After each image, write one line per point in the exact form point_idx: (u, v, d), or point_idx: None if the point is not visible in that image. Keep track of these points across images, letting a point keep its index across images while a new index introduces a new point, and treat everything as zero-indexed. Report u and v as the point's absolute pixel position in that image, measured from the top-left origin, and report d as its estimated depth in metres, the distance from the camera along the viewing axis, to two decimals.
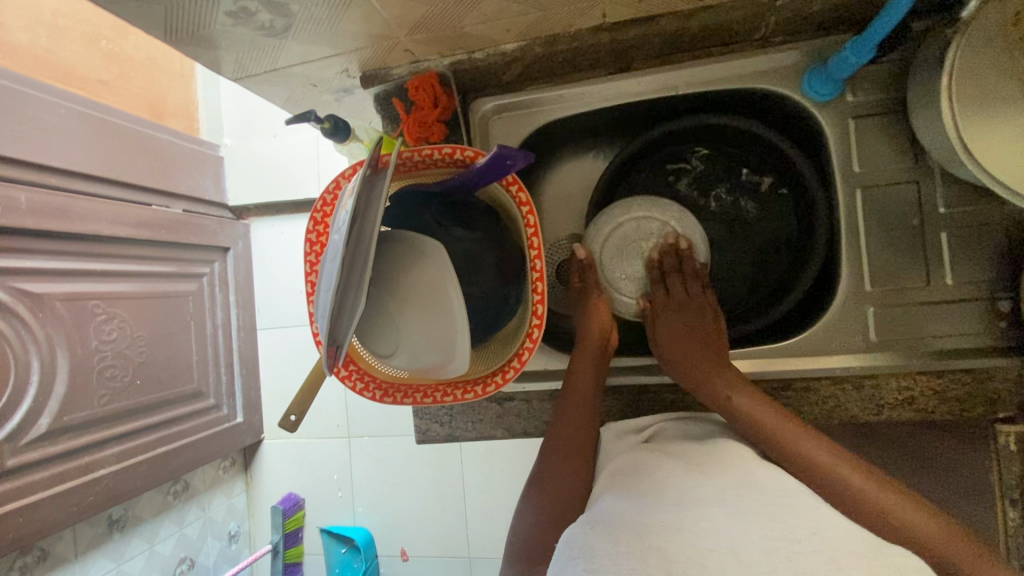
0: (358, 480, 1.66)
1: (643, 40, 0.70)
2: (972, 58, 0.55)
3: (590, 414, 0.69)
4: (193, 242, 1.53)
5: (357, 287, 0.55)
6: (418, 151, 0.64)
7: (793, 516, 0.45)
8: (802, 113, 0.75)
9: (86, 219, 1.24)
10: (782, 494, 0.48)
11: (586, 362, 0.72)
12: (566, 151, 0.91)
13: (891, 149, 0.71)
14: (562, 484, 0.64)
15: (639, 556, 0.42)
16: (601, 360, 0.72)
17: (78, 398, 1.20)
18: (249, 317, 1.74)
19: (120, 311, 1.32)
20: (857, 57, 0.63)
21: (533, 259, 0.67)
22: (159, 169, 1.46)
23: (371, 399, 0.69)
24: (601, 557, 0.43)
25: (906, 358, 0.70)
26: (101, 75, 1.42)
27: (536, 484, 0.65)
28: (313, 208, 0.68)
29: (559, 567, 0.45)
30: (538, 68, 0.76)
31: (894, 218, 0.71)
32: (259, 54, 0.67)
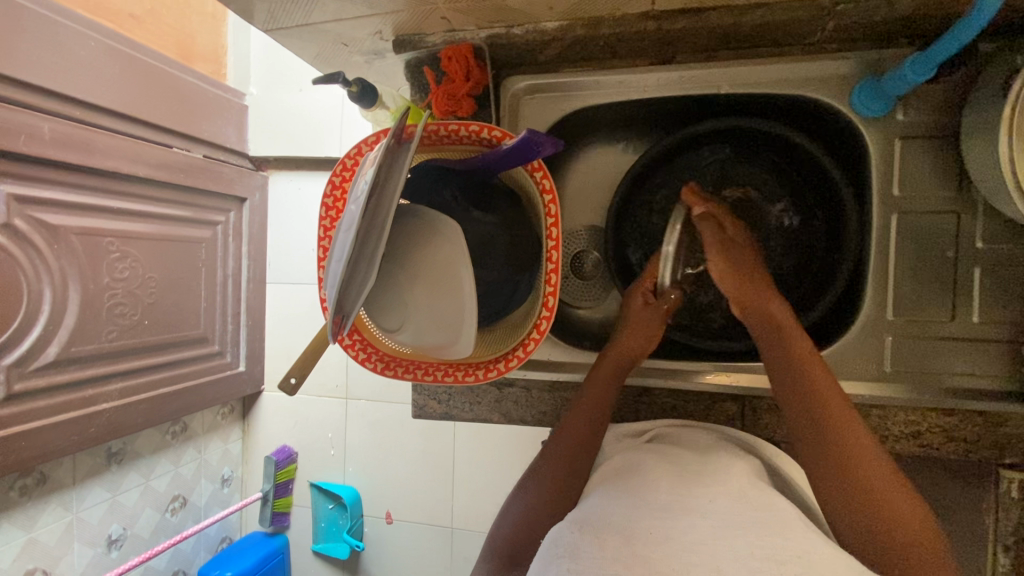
0: (351, 440, 1.69)
1: (690, 32, 0.67)
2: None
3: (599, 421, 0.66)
4: (210, 189, 1.53)
5: (369, 260, 0.54)
6: (445, 125, 0.62)
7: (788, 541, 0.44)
8: (847, 127, 0.71)
9: (107, 156, 1.23)
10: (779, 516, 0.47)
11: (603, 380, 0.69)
12: (595, 139, 0.88)
13: (934, 175, 0.68)
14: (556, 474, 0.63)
15: (624, 564, 0.42)
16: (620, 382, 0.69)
17: (86, 332, 1.22)
18: (260, 269, 1.75)
19: (133, 250, 1.33)
20: (915, 76, 0.60)
21: (549, 250, 0.65)
22: (183, 111, 1.44)
23: (372, 370, 0.69)
24: (586, 560, 0.43)
25: (918, 392, 0.68)
26: (132, 9, 1.39)
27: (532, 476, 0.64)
28: (332, 172, 0.67)
29: (544, 564, 0.45)
30: (577, 50, 0.73)
31: (927, 249, 0.68)
32: (292, 6, 0.65)
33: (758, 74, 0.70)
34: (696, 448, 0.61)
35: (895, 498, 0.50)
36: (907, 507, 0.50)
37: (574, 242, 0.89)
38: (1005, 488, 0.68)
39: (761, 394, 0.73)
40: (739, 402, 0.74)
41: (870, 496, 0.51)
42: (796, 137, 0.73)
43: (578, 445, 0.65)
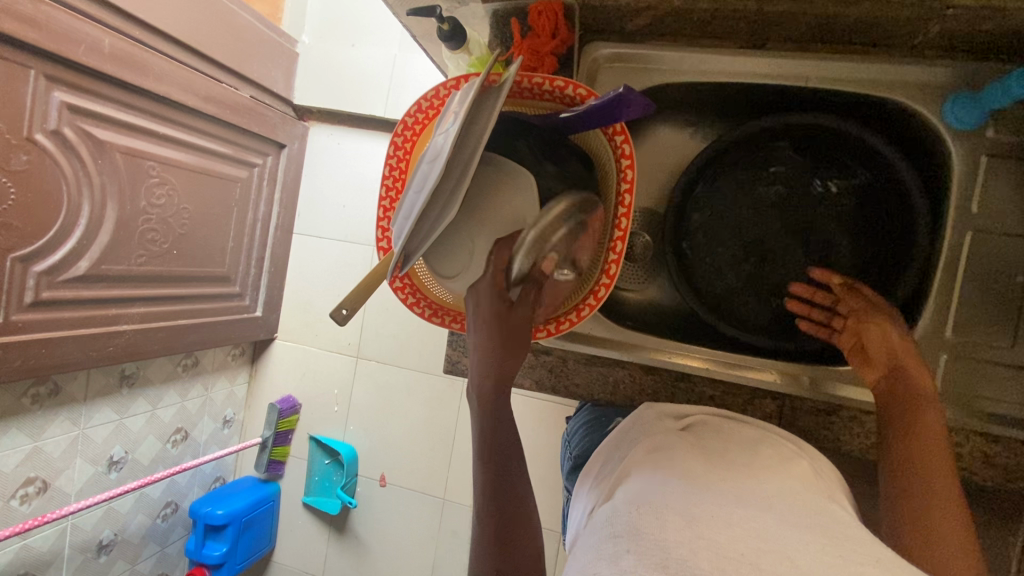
0: (356, 399, 1.69)
1: (789, 17, 0.65)
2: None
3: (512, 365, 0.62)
4: (254, 132, 1.54)
5: (447, 197, 0.52)
6: (529, 78, 0.61)
7: (851, 539, 0.43)
8: (931, 138, 0.70)
9: (160, 80, 1.23)
10: (836, 522, 0.45)
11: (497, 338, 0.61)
12: (663, 121, 0.86)
13: (1015, 198, 0.66)
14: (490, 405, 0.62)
15: (688, 548, 0.40)
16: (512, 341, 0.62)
17: (116, 251, 1.22)
18: (288, 218, 1.75)
19: (172, 179, 1.33)
20: (1020, 90, 0.59)
21: (618, 217, 0.64)
22: (238, 48, 1.44)
23: (419, 315, 0.69)
24: (646, 541, 0.42)
25: (969, 415, 0.67)
26: None
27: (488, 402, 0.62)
28: (407, 111, 0.66)
29: (602, 541, 0.44)
30: (669, 21, 0.72)
31: (995, 271, 0.67)
32: None
33: (848, 70, 0.70)
34: (737, 440, 0.59)
35: (946, 518, 0.50)
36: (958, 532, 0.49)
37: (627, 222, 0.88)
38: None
39: (805, 396, 0.72)
40: (779, 400, 0.74)
41: (926, 508, 0.51)
42: (876, 141, 0.72)
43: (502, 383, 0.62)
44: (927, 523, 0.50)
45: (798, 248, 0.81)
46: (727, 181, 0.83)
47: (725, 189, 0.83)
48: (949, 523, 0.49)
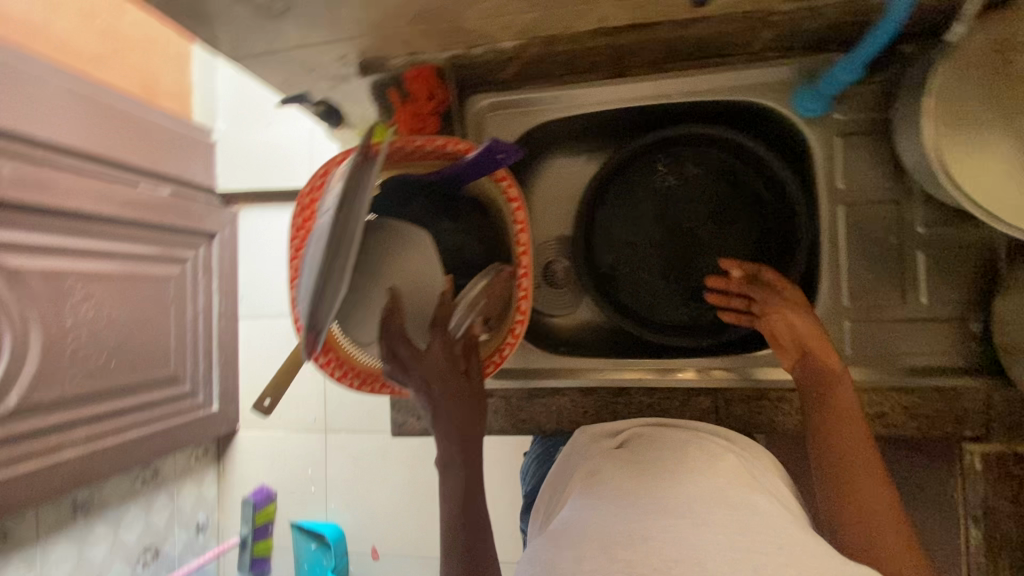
0: (333, 475, 1.63)
1: (639, 47, 0.71)
2: (958, 72, 0.56)
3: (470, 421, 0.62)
4: (177, 225, 1.48)
5: (343, 271, 0.52)
6: (410, 141, 0.63)
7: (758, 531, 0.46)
8: (790, 129, 0.76)
9: (69, 195, 1.20)
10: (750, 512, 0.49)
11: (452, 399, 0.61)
12: (558, 153, 0.91)
13: (874, 169, 0.72)
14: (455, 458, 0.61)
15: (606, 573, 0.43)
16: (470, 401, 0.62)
17: (50, 376, 1.18)
18: (232, 304, 1.69)
19: (98, 291, 1.28)
20: (846, 75, 0.65)
21: (520, 256, 0.67)
22: (150, 150, 1.43)
23: (348, 387, 0.69)
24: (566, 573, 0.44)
25: (881, 373, 0.72)
26: (94, 49, 1.40)
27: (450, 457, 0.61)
28: (301, 194, 0.68)
29: None
30: (534, 71, 0.77)
31: (874, 237, 0.73)
32: (255, 34, 0.67)
33: (706, 82, 0.75)
34: (669, 445, 0.62)
35: (875, 505, 0.55)
36: (892, 519, 0.54)
37: (545, 252, 0.92)
38: (967, 461, 0.71)
39: (733, 386, 0.76)
40: (712, 396, 0.77)
41: (857, 500, 0.56)
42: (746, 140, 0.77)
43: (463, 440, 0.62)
44: (863, 516, 0.55)
45: (707, 247, 0.84)
46: (627, 195, 0.86)
47: (626, 204, 0.86)
48: (876, 512, 0.54)
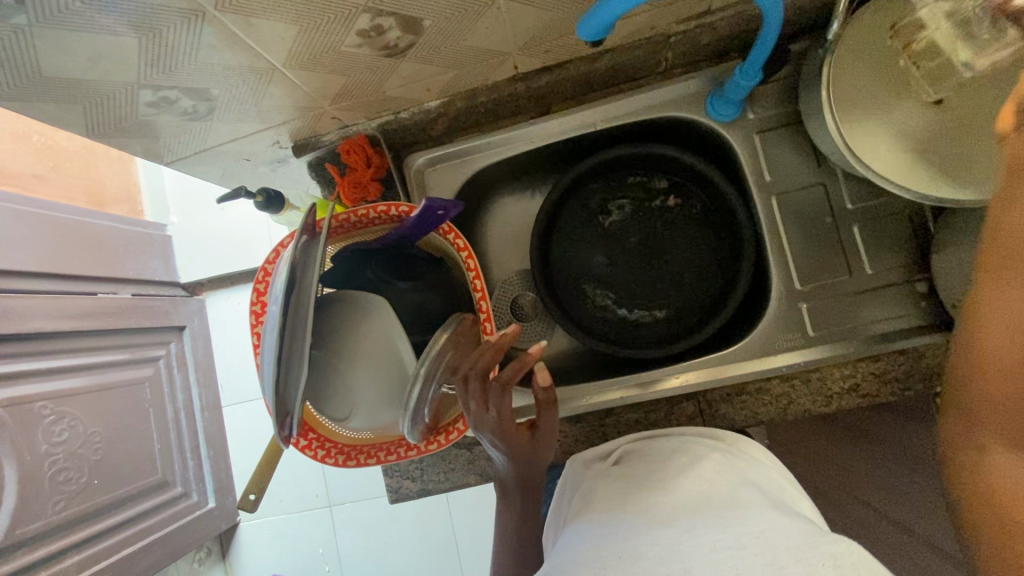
0: (345, 550, 1.56)
1: (555, 85, 0.76)
2: (845, 56, 0.62)
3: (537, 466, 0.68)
4: (145, 325, 1.41)
5: (299, 354, 0.55)
6: (354, 211, 0.65)
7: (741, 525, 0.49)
8: (712, 134, 0.80)
9: (26, 317, 1.12)
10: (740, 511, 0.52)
11: (522, 459, 0.66)
12: (504, 193, 0.93)
13: (795, 157, 0.77)
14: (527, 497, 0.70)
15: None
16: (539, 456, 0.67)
17: (30, 509, 1.08)
18: (212, 394, 1.61)
19: (72, 409, 1.18)
20: (747, 81, 0.69)
21: (478, 301, 0.68)
22: (100, 256, 1.36)
23: (333, 465, 0.68)
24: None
25: (848, 345, 0.73)
26: (34, 169, 1.42)
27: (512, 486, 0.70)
28: (255, 280, 0.68)
29: None
30: (463, 120, 0.81)
31: (809, 219, 0.76)
32: (187, 136, 0.69)
33: (626, 105, 0.80)
34: (657, 459, 0.65)
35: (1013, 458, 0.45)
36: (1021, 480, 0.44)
37: (509, 289, 0.93)
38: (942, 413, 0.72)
39: (712, 387, 0.77)
40: (694, 399, 0.78)
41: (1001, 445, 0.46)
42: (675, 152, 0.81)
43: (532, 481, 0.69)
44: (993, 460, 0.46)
45: (658, 254, 0.87)
46: (574, 222, 0.89)
47: (573, 231, 0.89)
48: (1018, 470, 0.44)
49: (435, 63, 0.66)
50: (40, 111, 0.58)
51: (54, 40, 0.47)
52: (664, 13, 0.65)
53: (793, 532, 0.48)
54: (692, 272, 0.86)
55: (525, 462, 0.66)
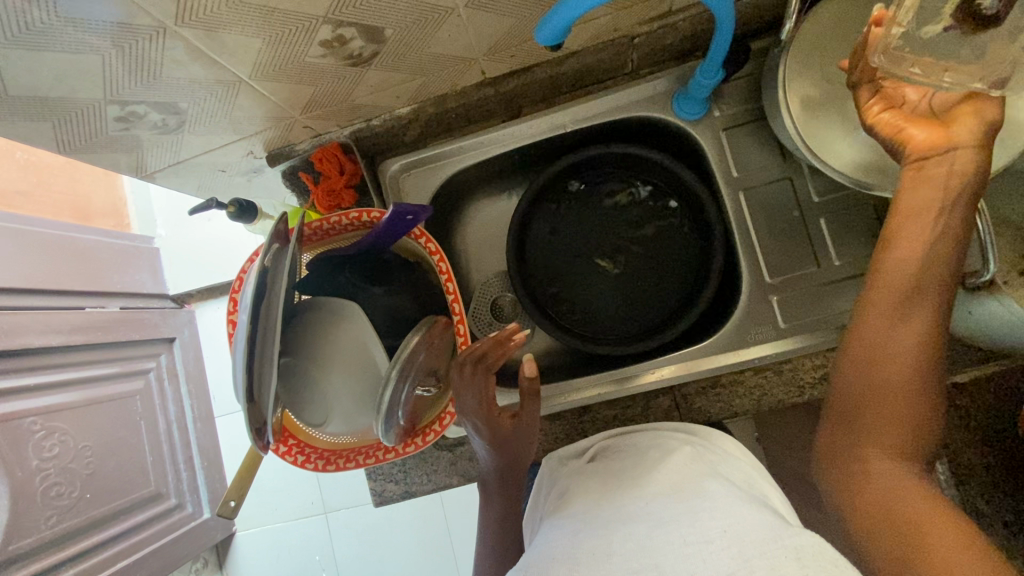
0: (342, 555, 1.56)
1: (524, 89, 0.77)
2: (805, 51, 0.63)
3: (520, 459, 0.70)
4: (134, 338, 1.41)
5: (270, 364, 0.56)
6: (326, 219, 0.67)
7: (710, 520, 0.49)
8: (680, 133, 0.82)
9: (16, 333, 1.12)
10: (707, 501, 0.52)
11: (509, 450, 0.68)
12: (479, 196, 0.94)
13: (763, 153, 0.78)
14: (502, 493, 0.70)
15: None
16: (525, 447, 0.69)
17: (22, 524, 1.08)
18: (204, 405, 1.61)
19: (62, 423, 1.18)
20: (709, 80, 0.70)
21: (451, 303, 0.69)
22: (87, 271, 1.36)
23: (313, 470, 0.68)
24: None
25: (819, 335, 0.75)
26: (19, 186, 1.44)
27: (491, 485, 0.71)
28: (230, 289, 0.69)
29: None
30: (435, 126, 0.82)
31: (777, 212, 0.78)
32: (160, 150, 0.69)
33: (594, 107, 0.81)
34: (631, 453, 0.66)
35: (886, 472, 0.50)
36: (896, 490, 0.49)
37: (488, 291, 0.94)
38: None
39: (687, 381, 0.78)
40: (670, 394, 0.79)
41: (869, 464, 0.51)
42: (645, 151, 0.82)
43: (515, 475, 0.70)
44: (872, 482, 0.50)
45: (635, 250, 0.88)
46: (551, 221, 0.90)
47: (550, 230, 0.90)
48: (893, 477, 0.50)
49: (402, 70, 0.67)
50: (10, 130, 0.58)
51: (19, 61, 0.48)
52: (624, 15, 0.66)
53: (759, 524, 0.48)
54: (669, 267, 0.87)
55: (511, 454, 0.68)
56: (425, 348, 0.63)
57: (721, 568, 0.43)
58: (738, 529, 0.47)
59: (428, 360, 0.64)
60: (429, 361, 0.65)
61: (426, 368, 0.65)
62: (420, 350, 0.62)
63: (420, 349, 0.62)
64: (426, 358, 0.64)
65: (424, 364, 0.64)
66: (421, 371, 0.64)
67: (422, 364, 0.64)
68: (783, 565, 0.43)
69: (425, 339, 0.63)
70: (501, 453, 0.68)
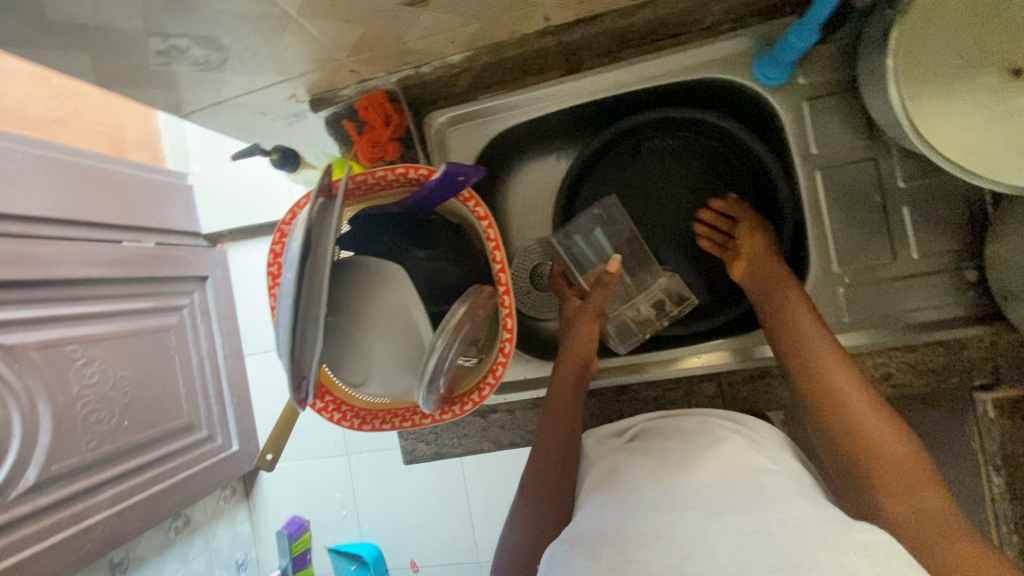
0: (363, 496, 1.57)
1: (589, 39, 0.70)
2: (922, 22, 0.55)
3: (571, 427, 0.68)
4: (168, 274, 1.42)
5: (314, 324, 0.53)
6: (371, 173, 0.62)
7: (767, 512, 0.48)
8: (756, 99, 0.74)
9: (55, 263, 1.13)
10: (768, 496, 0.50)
11: (563, 375, 0.72)
12: (527, 156, 0.89)
13: (847, 129, 0.71)
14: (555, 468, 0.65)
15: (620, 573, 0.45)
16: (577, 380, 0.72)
17: (64, 445, 1.11)
18: (235, 343, 1.63)
19: (101, 352, 1.21)
20: (802, 41, 0.62)
21: (498, 273, 0.65)
22: (126, 205, 1.35)
23: (349, 428, 0.68)
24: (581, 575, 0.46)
25: (884, 334, 0.70)
26: (55, 114, 1.38)
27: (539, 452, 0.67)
28: (272, 241, 0.66)
29: None
30: (488, 76, 0.76)
31: (856, 196, 0.71)
32: (201, 88, 0.66)
33: (664, 65, 0.73)
34: (676, 433, 0.65)
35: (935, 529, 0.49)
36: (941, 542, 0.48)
37: (529, 257, 0.90)
38: (982, 410, 0.69)
39: (735, 368, 0.75)
40: (715, 380, 0.77)
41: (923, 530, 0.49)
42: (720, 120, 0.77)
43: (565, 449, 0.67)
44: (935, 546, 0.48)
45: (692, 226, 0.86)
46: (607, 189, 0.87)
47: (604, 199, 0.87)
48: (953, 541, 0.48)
49: (460, 13, 0.60)
50: (49, 59, 0.55)
51: None
52: None
53: (821, 518, 0.47)
54: None
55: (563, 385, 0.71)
56: (467, 317, 0.60)
57: (783, 563, 0.43)
58: (803, 524, 0.46)
59: (470, 330, 0.62)
60: (470, 332, 0.62)
61: (467, 339, 0.62)
62: (461, 319, 0.59)
63: (461, 318, 0.59)
64: (468, 328, 0.61)
65: (465, 334, 0.61)
66: (463, 341, 0.61)
67: (464, 334, 0.61)
68: (853, 562, 0.42)
69: (466, 307, 0.60)
70: (561, 379, 0.72)
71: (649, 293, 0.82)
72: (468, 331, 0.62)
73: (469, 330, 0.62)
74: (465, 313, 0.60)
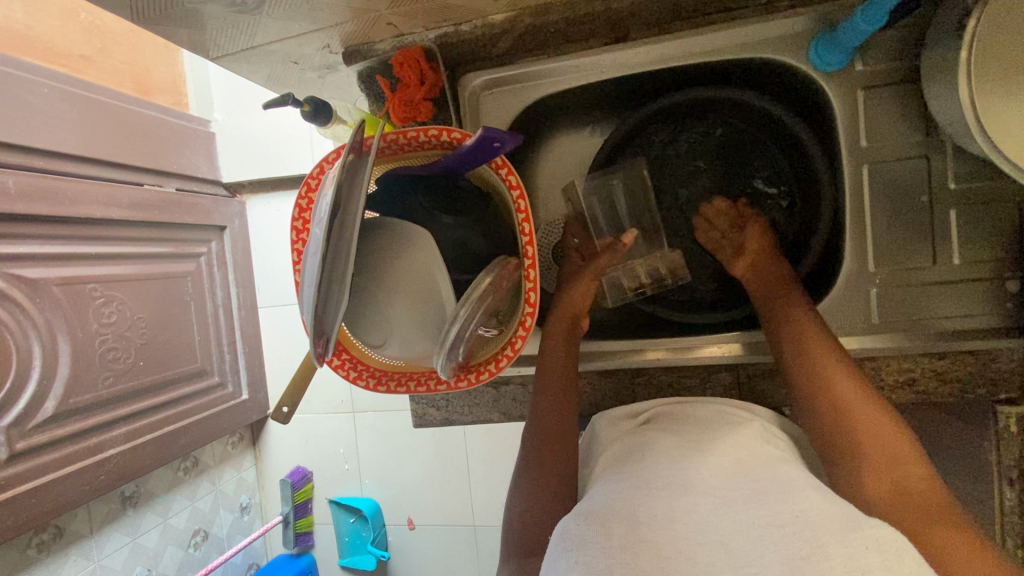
0: (365, 454, 1.60)
1: (639, 7, 0.67)
2: (997, 13, 0.52)
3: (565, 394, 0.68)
4: (188, 221, 1.42)
5: (340, 284, 0.53)
6: (404, 132, 0.60)
7: (787, 503, 0.48)
8: (809, 83, 0.71)
9: (78, 202, 1.14)
10: (788, 486, 0.51)
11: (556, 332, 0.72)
12: (559, 128, 0.87)
13: (901, 123, 0.67)
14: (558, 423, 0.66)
15: (632, 551, 0.45)
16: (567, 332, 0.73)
17: (82, 379, 1.13)
18: (250, 295, 1.64)
19: (120, 293, 1.22)
20: (867, 26, 0.59)
21: (523, 246, 0.62)
22: (150, 146, 1.34)
23: (364, 388, 0.67)
24: (593, 551, 0.45)
25: (910, 339, 0.68)
26: (82, 50, 1.32)
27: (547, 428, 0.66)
28: (297, 195, 0.64)
29: (554, 559, 0.48)
30: (529, 39, 0.73)
31: (904, 195, 0.68)
32: (234, 31, 0.64)
33: (715, 41, 0.70)
34: (694, 420, 0.66)
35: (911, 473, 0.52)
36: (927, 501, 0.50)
37: (553, 233, 0.89)
38: (1002, 423, 0.69)
39: (755, 361, 0.75)
40: (733, 370, 0.77)
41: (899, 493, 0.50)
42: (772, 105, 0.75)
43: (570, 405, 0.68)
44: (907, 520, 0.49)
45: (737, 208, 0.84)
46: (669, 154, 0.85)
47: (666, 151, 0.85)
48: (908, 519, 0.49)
49: None
50: None
51: None
52: None
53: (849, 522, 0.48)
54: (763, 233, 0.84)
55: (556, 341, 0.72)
56: (492, 291, 0.60)
57: (793, 552, 0.43)
58: (811, 516, 0.46)
59: (493, 303, 0.62)
60: (493, 305, 0.62)
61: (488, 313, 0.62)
62: (487, 291, 0.59)
63: (489, 291, 0.59)
64: (492, 300, 0.61)
65: (487, 308, 0.61)
66: (485, 313, 0.61)
67: (487, 307, 0.61)
68: (872, 562, 0.42)
69: (494, 281, 0.60)
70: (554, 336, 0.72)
71: (650, 260, 0.85)
72: (491, 304, 0.61)
73: (493, 304, 0.62)
74: (492, 286, 0.60)
